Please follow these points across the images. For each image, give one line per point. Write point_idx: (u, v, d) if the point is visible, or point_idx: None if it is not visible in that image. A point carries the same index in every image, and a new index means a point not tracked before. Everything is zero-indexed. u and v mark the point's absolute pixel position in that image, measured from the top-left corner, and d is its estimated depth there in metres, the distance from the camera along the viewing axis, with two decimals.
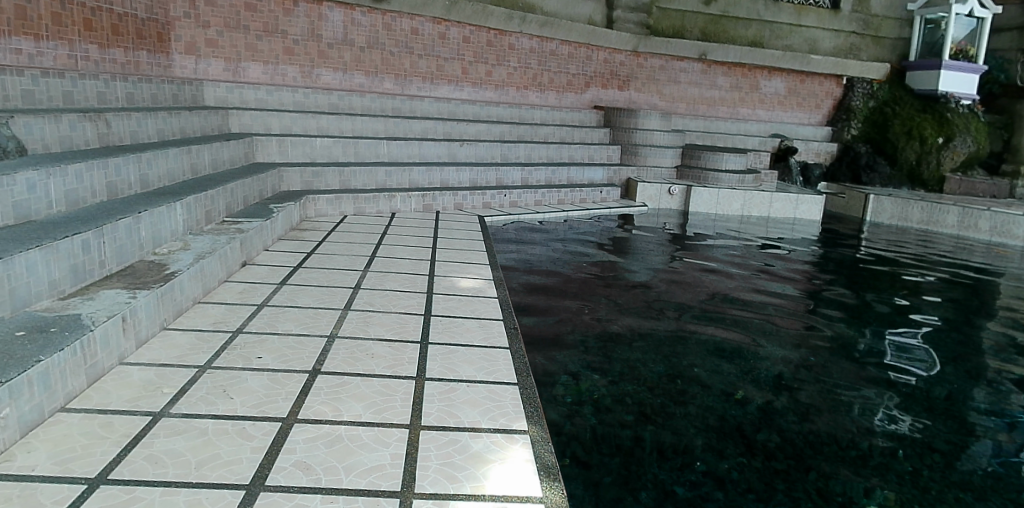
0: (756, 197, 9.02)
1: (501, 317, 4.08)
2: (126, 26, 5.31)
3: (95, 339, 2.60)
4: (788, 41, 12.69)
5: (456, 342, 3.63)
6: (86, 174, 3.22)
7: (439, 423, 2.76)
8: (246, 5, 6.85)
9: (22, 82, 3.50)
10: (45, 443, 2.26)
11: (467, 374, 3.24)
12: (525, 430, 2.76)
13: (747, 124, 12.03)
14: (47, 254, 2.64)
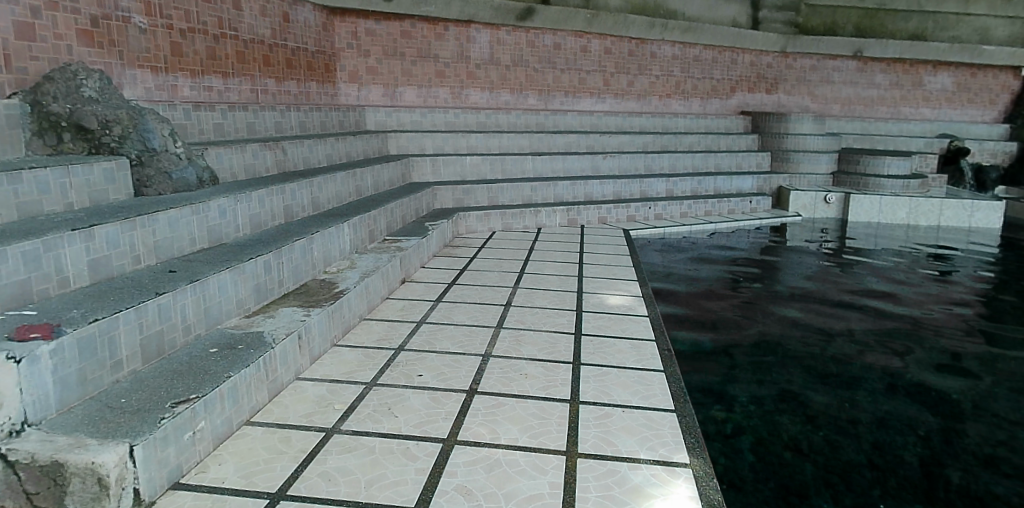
0: (924, 203, 8.01)
1: (655, 338, 3.85)
2: (298, 60, 5.72)
3: (275, 356, 2.73)
4: (956, 32, 11.02)
5: (609, 363, 3.46)
6: (268, 199, 3.44)
7: (596, 451, 2.61)
8: (401, 33, 7.16)
9: (214, 117, 3.83)
10: (233, 456, 2.39)
11: (622, 399, 3.06)
12: (687, 464, 2.53)
13: (911, 124, 10.72)
14: (236, 274, 2.82)
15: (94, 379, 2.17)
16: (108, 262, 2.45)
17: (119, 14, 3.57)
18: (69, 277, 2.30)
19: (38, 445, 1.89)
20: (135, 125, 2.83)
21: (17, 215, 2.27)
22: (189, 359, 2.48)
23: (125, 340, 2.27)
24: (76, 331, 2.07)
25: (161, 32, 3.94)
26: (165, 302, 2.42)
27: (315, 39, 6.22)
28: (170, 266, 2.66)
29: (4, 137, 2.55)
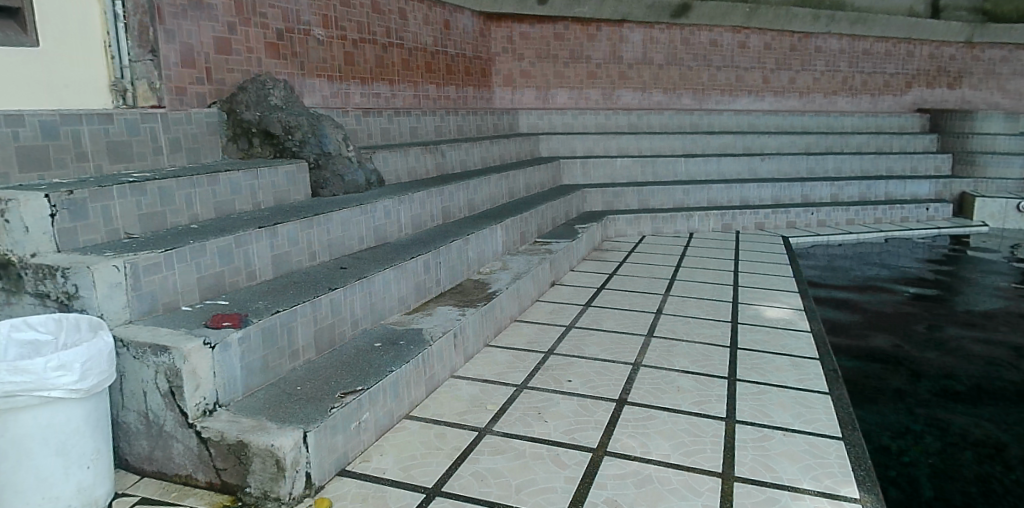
0: None
1: (819, 356, 3.49)
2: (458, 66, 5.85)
3: (433, 354, 2.79)
4: None
5: (769, 381, 3.18)
6: (428, 201, 3.55)
7: (754, 476, 2.39)
8: (554, 35, 7.17)
9: (381, 122, 4.02)
10: (392, 448, 2.46)
11: (781, 421, 2.80)
12: (858, 499, 2.24)
13: None
14: (398, 273, 2.93)
15: (275, 366, 2.33)
16: (289, 258, 2.63)
17: (299, 27, 3.64)
18: (255, 270, 2.50)
19: (226, 425, 2.04)
20: (313, 130, 3.01)
21: (215, 214, 2.53)
22: (355, 352, 2.60)
23: (302, 330, 2.42)
24: (261, 321, 2.24)
25: (335, 43, 3.98)
26: (336, 297, 2.56)
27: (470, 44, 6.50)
28: (341, 263, 2.81)
29: (207, 142, 2.82)
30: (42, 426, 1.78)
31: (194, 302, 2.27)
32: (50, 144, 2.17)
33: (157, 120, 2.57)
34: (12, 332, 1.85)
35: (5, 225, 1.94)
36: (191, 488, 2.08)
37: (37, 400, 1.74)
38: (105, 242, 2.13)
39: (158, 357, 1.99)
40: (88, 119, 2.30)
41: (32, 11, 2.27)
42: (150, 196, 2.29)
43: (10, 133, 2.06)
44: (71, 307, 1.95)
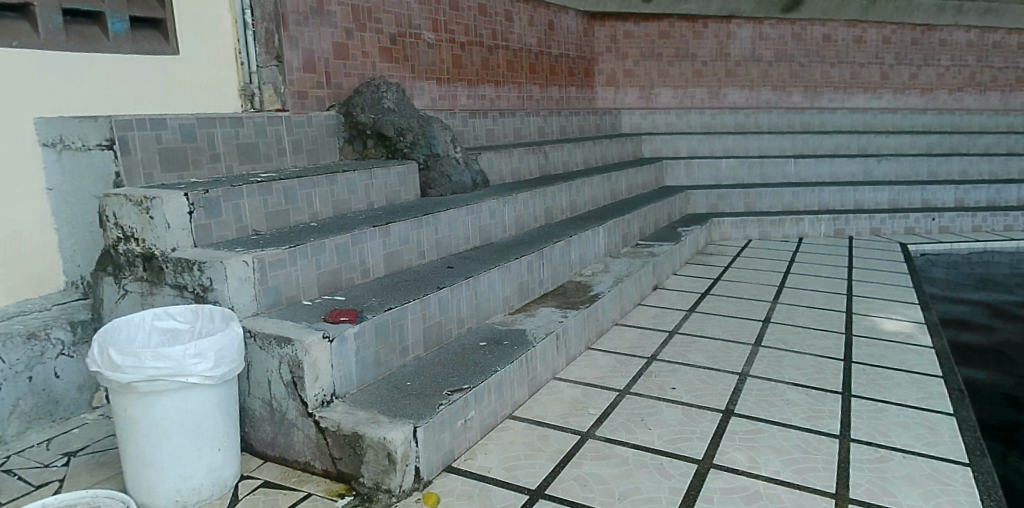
0: None
1: (944, 374, 3.20)
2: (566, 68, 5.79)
3: (536, 355, 2.78)
4: None
5: (888, 399, 2.94)
6: (532, 202, 3.56)
7: (871, 499, 2.22)
8: (659, 33, 6.85)
9: (487, 124, 4.06)
10: (496, 447, 2.47)
11: (901, 442, 2.58)
12: None
13: None
14: (503, 273, 2.94)
15: (386, 361, 2.40)
16: (400, 256, 2.71)
17: (409, 31, 3.62)
18: (369, 267, 2.58)
19: (342, 416, 2.12)
20: (424, 132, 3.08)
21: (332, 213, 2.64)
22: (462, 351, 2.64)
23: (412, 327, 2.48)
24: (375, 317, 2.31)
25: (443, 46, 3.92)
26: (444, 296, 2.60)
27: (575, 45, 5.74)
28: (448, 262, 2.86)
29: (326, 143, 2.94)
30: (180, 410, 1.88)
31: (314, 297, 2.37)
32: (189, 146, 2.33)
33: (281, 123, 2.69)
34: (155, 321, 1.98)
35: (150, 221, 2.07)
36: (309, 475, 2.17)
37: (176, 385, 1.85)
38: (235, 238, 2.26)
39: (282, 349, 2.09)
40: (221, 123, 2.44)
41: (173, 22, 2.46)
42: (276, 195, 2.41)
43: (155, 136, 2.22)
44: (206, 299, 2.07)
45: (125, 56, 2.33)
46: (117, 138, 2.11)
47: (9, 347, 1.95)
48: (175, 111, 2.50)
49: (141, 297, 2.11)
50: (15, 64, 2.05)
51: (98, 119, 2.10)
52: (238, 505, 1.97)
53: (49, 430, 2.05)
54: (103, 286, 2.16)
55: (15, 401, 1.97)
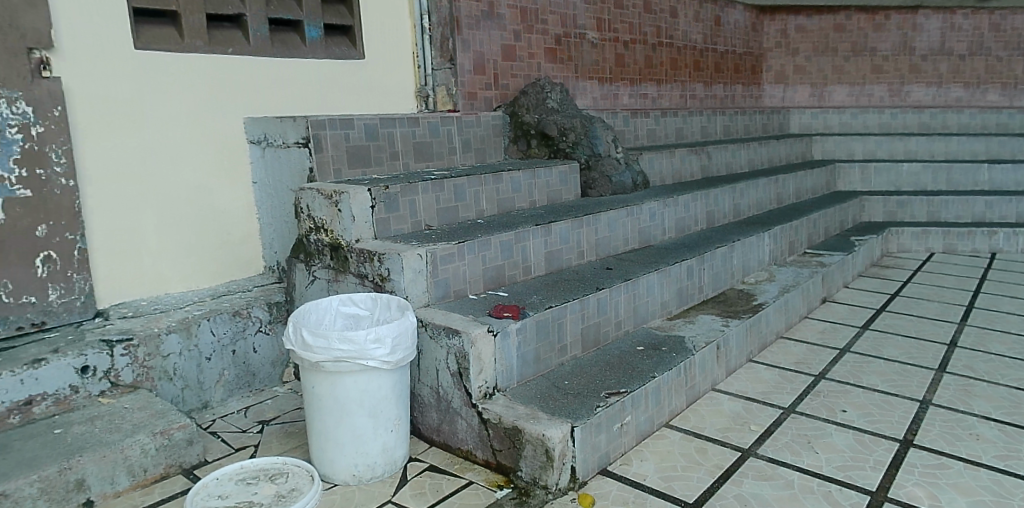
0: None
1: None
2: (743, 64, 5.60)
3: (695, 363, 2.66)
4: None
5: None
6: (693, 205, 3.44)
7: None
8: (836, 26, 6.10)
9: (649, 123, 3.98)
10: (652, 455, 2.38)
11: None
12: None
13: None
14: (662, 276, 2.86)
15: (546, 359, 2.42)
16: (560, 255, 2.72)
17: (574, 31, 3.63)
18: (531, 265, 2.62)
19: (503, 410, 2.16)
20: (586, 132, 3.07)
21: (497, 210, 2.71)
22: (619, 353, 2.60)
23: (571, 326, 2.47)
24: (537, 315, 2.34)
25: (608, 45, 3.91)
26: (603, 297, 2.58)
27: (744, 39, 5.37)
28: (607, 264, 2.84)
29: (492, 143, 3.02)
30: (359, 391, 2.00)
31: (478, 291, 2.45)
32: (371, 144, 2.47)
33: (453, 123, 2.79)
34: (340, 307, 2.13)
35: (338, 214, 2.22)
36: (470, 464, 2.22)
37: (358, 367, 1.96)
38: (410, 232, 2.39)
39: (450, 340, 2.17)
40: (400, 123, 2.57)
41: (362, 28, 2.64)
42: (447, 192, 2.51)
43: (343, 135, 2.37)
44: (384, 288, 2.18)
45: (318, 61, 2.52)
46: (312, 137, 2.27)
47: (217, 320, 2.14)
48: (359, 112, 2.68)
49: (327, 283, 2.28)
50: (236, 65, 2.30)
51: (297, 119, 2.28)
52: (406, 485, 2.06)
53: (247, 399, 2.24)
54: (297, 272, 2.35)
55: (221, 371, 2.17)
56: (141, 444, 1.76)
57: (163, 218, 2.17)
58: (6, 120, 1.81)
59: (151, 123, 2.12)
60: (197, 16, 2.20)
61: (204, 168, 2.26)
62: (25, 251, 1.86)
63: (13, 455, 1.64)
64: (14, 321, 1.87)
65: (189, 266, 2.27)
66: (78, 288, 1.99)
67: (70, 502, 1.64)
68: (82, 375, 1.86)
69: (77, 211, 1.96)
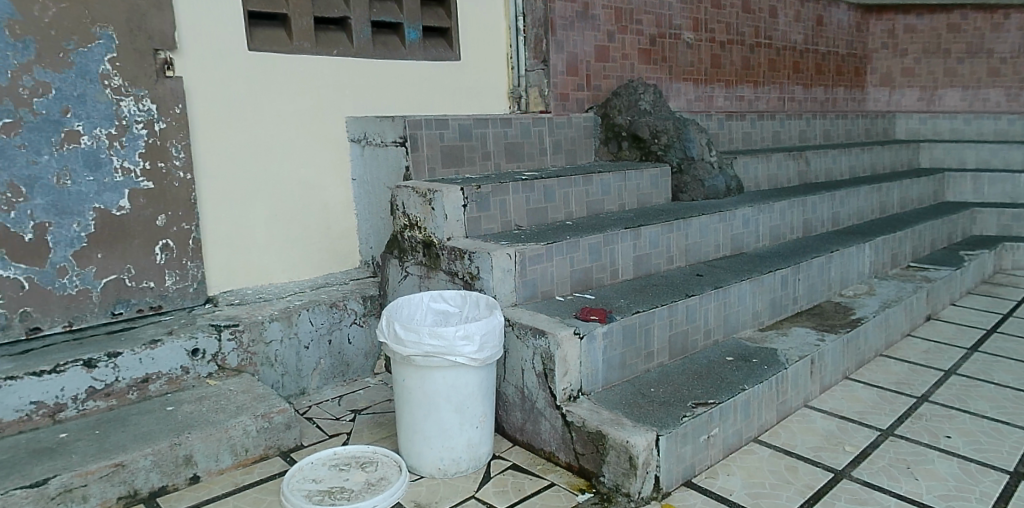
0: None
1: None
2: (847, 66, 5.35)
3: (788, 378, 2.54)
4: None
5: None
6: (789, 212, 3.30)
7: None
8: (949, 25, 5.38)
9: (744, 126, 3.86)
10: (740, 470, 2.26)
11: None
12: None
13: None
14: (755, 286, 2.76)
15: (631, 364, 2.38)
16: (648, 260, 2.68)
17: (670, 31, 3.56)
18: (618, 269, 2.59)
19: (587, 413, 2.13)
20: (679, 135, 3.00)
21: (586, 213, 2.70)
22: (707, 363, 2.52)
23: (658, 333, 2.43)
24: (624, 319, 2.31)
25: (704, 45, 3.81)
26: (692, 304, 2.51)
27: (848, 40, 5.33)
28: (697, 270, 2.77)
29: (583, 145, 3.01)
30: (447, 386, 2.03)
31: (566, 293, 2.44)
32: (465, 144, 2.51)
33: (545, 124, 2.79)
34: (431, 303, 2.17)
35: (431, 211, 2.27)
36: (553, 465, 2.21)
37: (447, 363, 1.99)
38: (499, 231, 2.41)
39: (536, 340, 2.17)
40: (493, 123, 2.60)
41: (458, 30, 2.69)
42: (537, 193, 2.52)
43: (438, 135, 2.42)
44: (473, 286, 2.21)
45: (417, 62, 2.58)
46: (409, 137, 2.32)
47: (316, 311, 2.23)
48: (453, 112, 2.73)
49: (419, 279, 2.33)
50: (339, 66, 2.38)
51: (395, 118, 2.34)
52: (489, 482, 2.07)
53: (341, 388, 2.32)
54: (391, 268, 2.41)
55: (317, 360, 2.26)
56: (243, 425, 1.84)
57: (269, 212, 2.29)
58: (134, 116, 1.95)
59: (261, 121, 2.23)
60: (305, 19, 2.29)
61: (308, 165, 2.36)
62: (147, 239, 2.01)
63: (131, 428, 1.76)
64: (135, 303, 2.02)
65: (292, 258, 2.37)
66: (191, 275, 2.12)
67: (179, 476, 1.74)
68: (192, 357, 1.96)
69: (193, 203, 2.09)
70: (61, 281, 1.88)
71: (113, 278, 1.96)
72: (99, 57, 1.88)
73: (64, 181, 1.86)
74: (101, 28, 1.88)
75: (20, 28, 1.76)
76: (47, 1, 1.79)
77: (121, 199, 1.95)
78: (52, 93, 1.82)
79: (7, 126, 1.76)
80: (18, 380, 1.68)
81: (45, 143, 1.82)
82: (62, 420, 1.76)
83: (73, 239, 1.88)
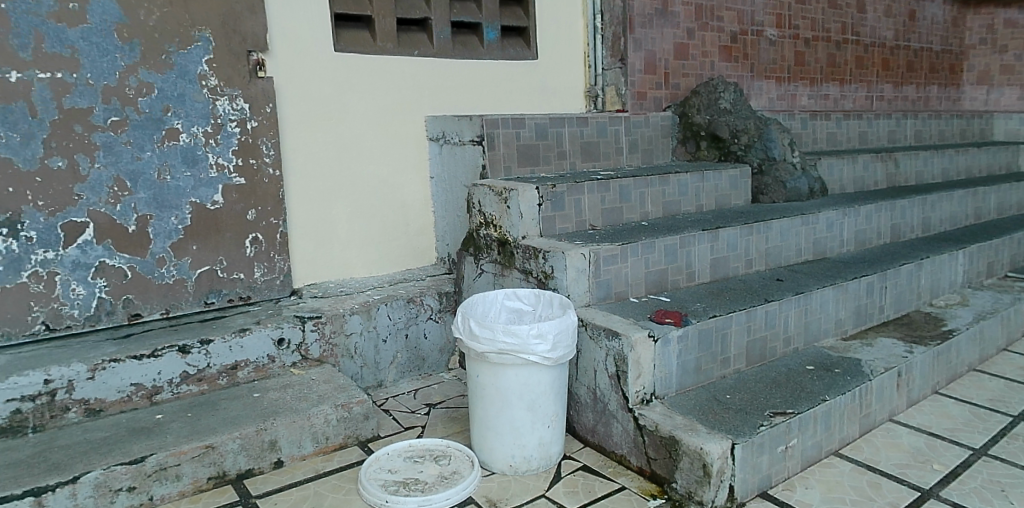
0: None
1: None
2: (941, 63, 5.00)
3: (872, 389, 2.41)
4: None
5: None
6: (876, 216, 3.15)
7: None
8: None
9: (829, 126, 3.71)
10: (820, 484, 2.13)
11: None
12: None
13: None
14: (839, 292, 2.65)
15: (707, 370, 2.32)
16: (726, 263, 2.61)
17: (752, 28, 3.46)
18: (695, 271, 2.54)
19: (661, 418, 2.08)
20: (761, 134, 2.92)
21: (663, 213, 2.65)
22: (787, 371, 2.43)
23: (735, 339, 2.36)
24: (700, 323, 2.25)
25: (788, 42, 3.68)
26: (771, 310, 2.43)
27: (943, 35, 4.99)
28: (777, 275, 2.68)
29: (660, 144, 2.96)
30: (520, 384, 2.03)
31: (640, 294, 2.41)
32: (541, 143, 2.51)
33: (622, 123, 2.76)
34: (505, 301, 2.18)
35: (507, 210, 2.29)
36: (625, 469, 2.17)
37: (520, 360, 2.00)
38: (574, 231, 2.40)
39: (609, 342, 2.15)
40: (570, 122, 2.59)
41: (536, 29, 2.69)
42: (612, 193, 2.50)
43: (515, 134, 2.43)
44: (547, 285, 2.21)
45: (495, 61, 2.60)
46: (486, 135, 2.34)
47: (394, 306, 2.28)
48: (531, 111, 2.74)
49: (493, 277, 2.35)
50: (419, 66, 2.42)
51: (472, 118, 2.37)
52: (560, 482, 2.06)
53: (416, 382, 2.36)
54: (466, 265, 2.44)
55: (394, 354, 2.31)
56: (325, 413, 1.90)
57: (351, 209, 2.35)
58: (228, 115, 2.04)
59: (345, 120, 2.29)
60: (387, 20, 2.34)
61: (389, 163, 2.42)
62: (238, 232, 2.10)
63: (221, 412, 1.84)
64: (226, 293, 2.11)
65: (372, 255, 2.43)
66: (278, 268, 2.20)
67: (264, 460, 1.81)
68: (278, 346, 2.04)
69: (281, 199, 2.17)
70: (161, 271, 1.99)
71: (206, 269, 2.07)
72: (197, 59, 1.98)
73: (165, 176, 1.97)
74: (200, 31, 1.98)
75: (127, 32, 1.87)
76: (152, 7, 1.90)
77: (216, 194, 2.05)
78: (155, 93, 1.93)
79: (115, 124, 1.88)
80: (120, 362, 1.79)
81: (148, 140, 1.93)
82: (159, 402, 1.86)
83: (172, 231, 1.99)
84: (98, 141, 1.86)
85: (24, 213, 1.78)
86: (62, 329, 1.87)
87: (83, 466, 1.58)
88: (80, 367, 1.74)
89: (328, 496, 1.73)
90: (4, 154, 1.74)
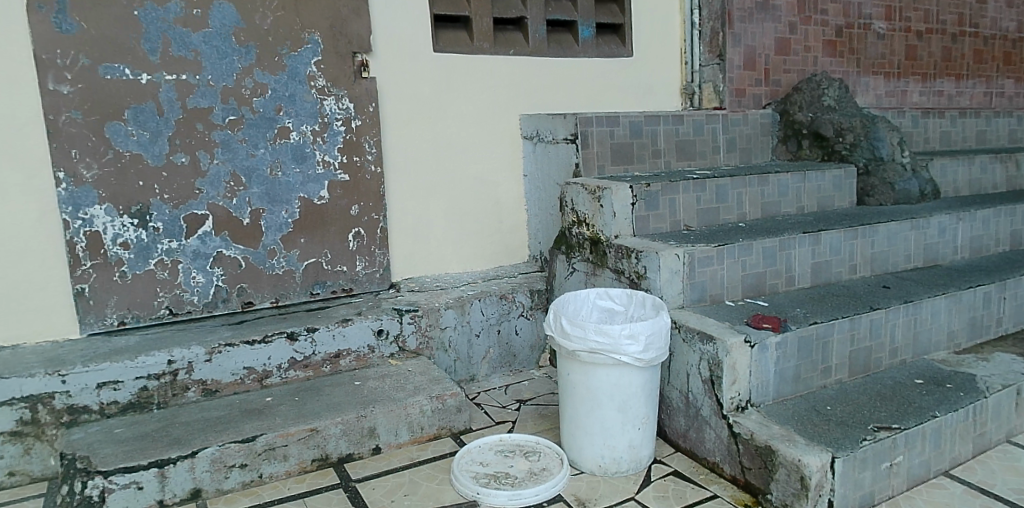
0: None
1: None
2: None
3: (989, 407, 2.21)
4: None
5: None
6: (994, 221, 2.91)
7: None
8: None
9: (942, 124, 3.47)
10: (929, 505, 1.97)
11: None
12: None
13: None
14: (952, 302, 2.47)
15: (807, 379, 2.21)
16: (828, 267, 2.49)
17: (859, 21, 3.29)
18: (795, 276, 2.44)
19: (757, 426, 2.00)
20: (867, 133, 2.74)
21: (761, 214, 2.56)
22: (894, 384, 2.28)
23: (837, 348, 2.24)
24: (800, 330, 2.15)
25: (898, 36, 3.47)
26: (877, 318, 2.30)
27: None
28: (884, 281, 2.53)
29: (759, 142, 2.87)
30: (611, 384, 2.00)
31: (736, 298, 2.33)
32: (636, 141, 2.49)
33: (719, 121, 2.69)
34: (597, 300, 2.16)
35: (600, 209, 2.27)
36: (717, 477, 2.10)
37: (611, 360, 1.96)
38: (668, 231, 2.35)
39: (704, 345, 2.10)
40: (665, 120, 2.55)
41: (631, 26, 2.67)
42: (709, 193, 2.44)
43: (609, 132, 2.41)
44: (640, 285, 2.17)
45: (590, 59, 2.60)
46: (580, 133, 2.34)
47: (487, 302, 2.31)
48: (625, 109, 2.72)
49: (585, 276, 2.34)
50: (516, 65, 2.45)
51: (567, 116, 2.38)
52: (650, 485, 2.02)
53: (507, 377, 2.39)
54: (558, 264, 2.44)
55: (486, 349, 2.34)
56: (420, 404, 1.95)
57: (448, 207, 2.40)
58: (335, 114, 2.13)
59: (444, 119, 2.34)
60: (485, 20, 2.37)
61: (484, 162, 2.45)
62: (342, 226, 2.19)
63: (324, 398, 1.92)
64: (330, 285, 2.21)
65: (466, 252, 2.48)
66: (378, 262, 2.28)
67: (363, 446, 1.88)
68: (378, 336, 2.12)
69: (382, 195, 2.24)
70: (271, 262, 2.10)
71: (312, 261, 2.16)
72: (307, 60, 2.08)
73: (277, 172, 2.08)
74: (310, 34, 2.08)
75: (244, 36, 1.99)
76: (267, 11, 2.01)
77: (322, 189, 2.15)
78: (269, 93, 2.04)
79: (233, 122, 2.00)
80: (234, 347, 1.90)
81: (262, 138, 2.04)
82: (268, 386, 1.97)
83: (282, 224, 2.10)
84: (218, 139, 1.98)
85: (153, 205, 1.93)
86: (184, 314, 2.01)
87: (201, 442, 1.69)
88: (199, 349, 1.86)
89: (422, 485, 1.77)
90: (136, 150, 1.89)
